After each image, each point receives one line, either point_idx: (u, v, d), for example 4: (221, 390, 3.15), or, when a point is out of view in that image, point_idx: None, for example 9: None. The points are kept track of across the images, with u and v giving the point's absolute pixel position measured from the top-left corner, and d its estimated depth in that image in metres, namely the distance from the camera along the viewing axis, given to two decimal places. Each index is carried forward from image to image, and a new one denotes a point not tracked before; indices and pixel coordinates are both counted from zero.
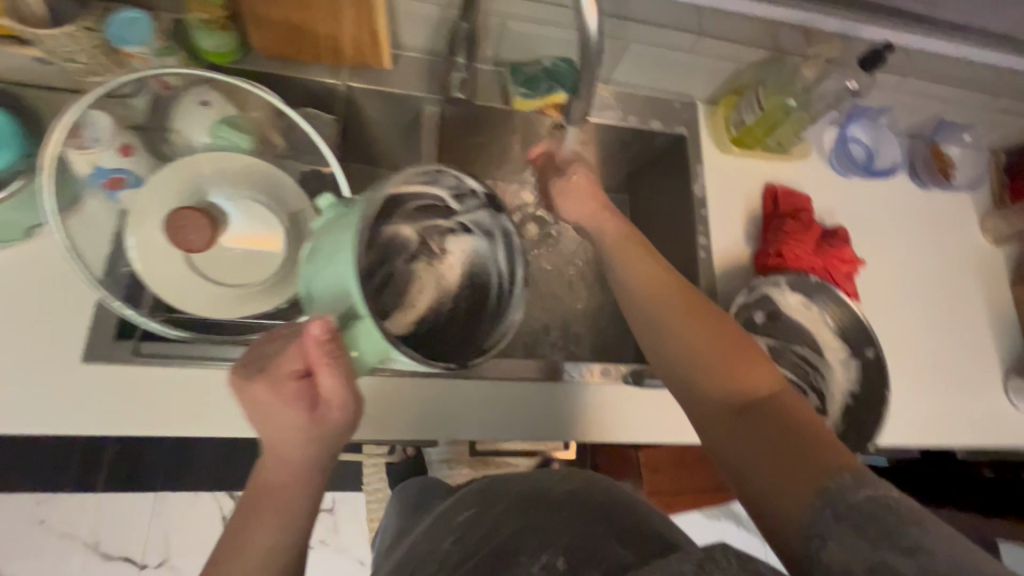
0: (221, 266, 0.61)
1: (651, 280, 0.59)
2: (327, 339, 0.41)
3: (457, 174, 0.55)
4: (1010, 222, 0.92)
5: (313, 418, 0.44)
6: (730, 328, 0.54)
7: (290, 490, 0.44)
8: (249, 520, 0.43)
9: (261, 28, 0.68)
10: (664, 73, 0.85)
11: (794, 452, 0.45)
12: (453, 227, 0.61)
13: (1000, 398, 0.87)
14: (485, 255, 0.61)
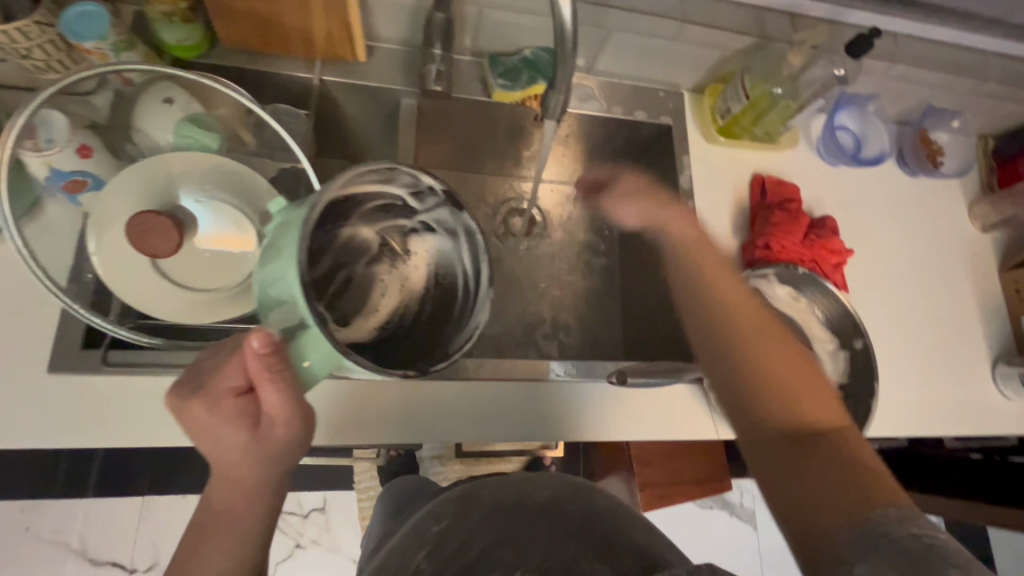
0: (191, 270, 0.59)
1: (735, 302, 0.61)
2: (268, 353, 0.43)
3: (412, 172, 0.53)
4: (998, 209, 0.91)
5: (258, 435, 0.47)
6: (801, 364, 0.58)
7: (245, 499, 0.49)
8: (205, 534, 0.48)
9: (227, 19, 0.65)
10: (648, 61, 0.83)
11: (845, 482, 0.50)
12: (417, 227, 0.61)
13: (989, 387, 0.86)
14: (450, 255, 0.60)
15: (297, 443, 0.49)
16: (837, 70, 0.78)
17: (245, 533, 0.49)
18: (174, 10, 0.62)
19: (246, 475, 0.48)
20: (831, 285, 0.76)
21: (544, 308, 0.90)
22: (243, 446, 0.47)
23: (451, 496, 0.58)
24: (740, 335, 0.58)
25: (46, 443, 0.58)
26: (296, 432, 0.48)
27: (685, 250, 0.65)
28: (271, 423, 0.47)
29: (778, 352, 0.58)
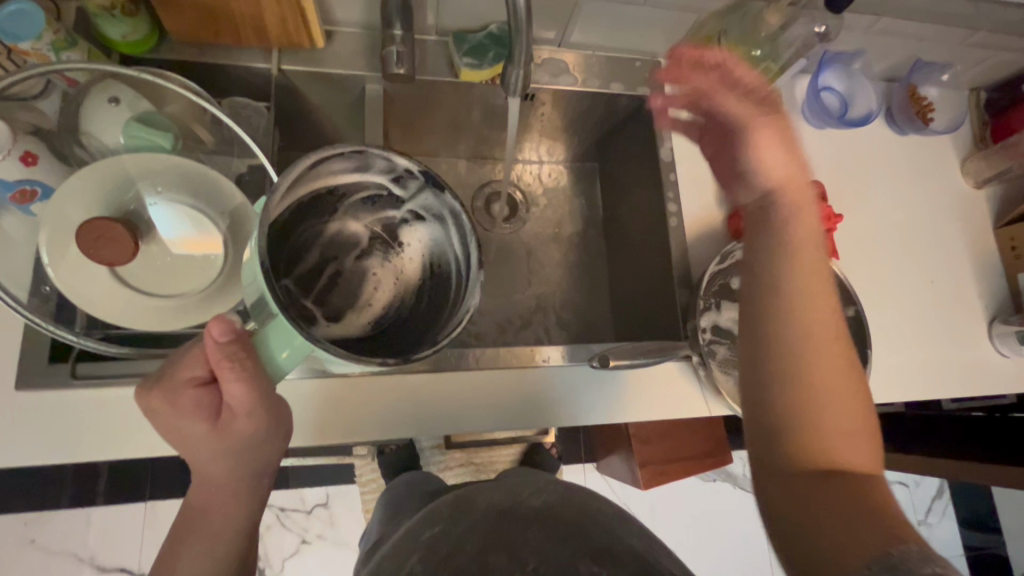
0: (152, 276, 0.57)
1: (822, 336, 0.55)
2: (228, 341, 0.43)
3: (384, 153, 0.52)
4: (991, 163, 0.88)
5: (222, 431, 0.46)
6: (852, 403, 0.54)
7: (219, 499, 0.49)
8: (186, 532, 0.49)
9: (171, 11, 0.61)
10: (622, 30, 0.79)
11: (868, 520, 0.48)
12: (408, 218, 0.59)
13: (986, 346, 0.85)
14: (442, 241, 0.57)
15: (267, 439, 0.48)
16: (818, 26, 0.74)
17: (222, 536, 0.49)
18: (113, 4, 0.59)
19: (217, 476, 0.48)
20: None
21: (531, 292, 0.88)
22: (205, 442, 0.46)
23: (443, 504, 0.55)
24: (802, 363, 0.54)
25: (24, 461, 0.57)
26: (262, 428, 0.47)
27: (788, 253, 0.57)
28: (231, 418, 0.46)
29: (836, 389, 0.54)
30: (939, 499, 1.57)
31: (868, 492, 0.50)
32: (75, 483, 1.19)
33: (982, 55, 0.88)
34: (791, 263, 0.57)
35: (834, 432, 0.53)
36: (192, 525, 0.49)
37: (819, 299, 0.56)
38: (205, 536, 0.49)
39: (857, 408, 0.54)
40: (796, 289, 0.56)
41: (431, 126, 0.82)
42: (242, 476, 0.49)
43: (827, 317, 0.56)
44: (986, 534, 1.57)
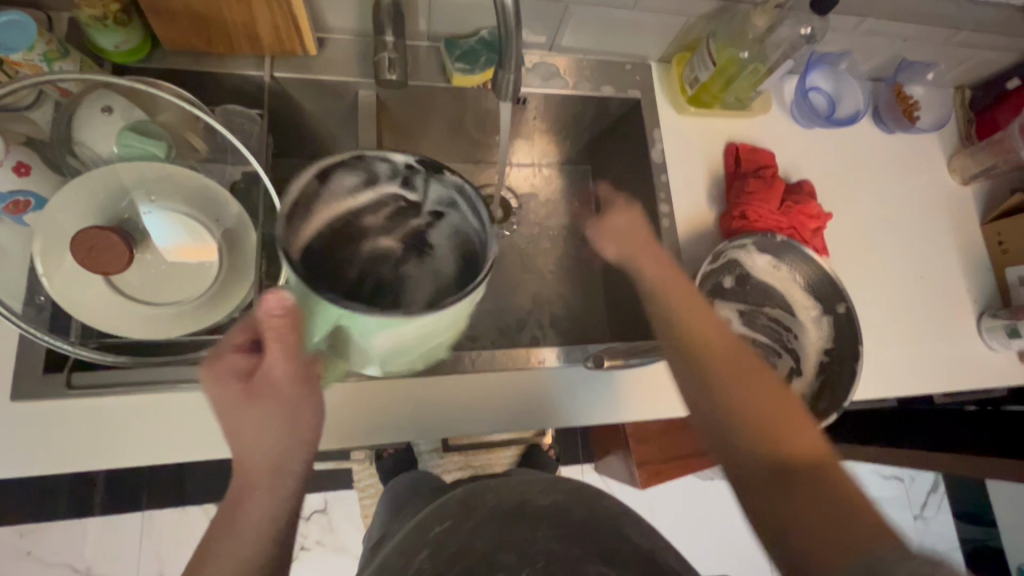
0: (147, 284, 0.57)
1: (719, 345, 0.61)
2: (280, 312, 0.44)
3: (378, 155, 0.50)
4: (976, 160, 0.90)
5: (262, 403, 0.48)
6: (789, 406, 0.58)
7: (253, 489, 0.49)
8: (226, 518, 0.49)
9: (165, 20, 0.62)
10: (611, 33, 0.80)
11: (833, 516, 0.51)
12: (429, 220, 0.57)
13: (976, 340, 0.86)
14: (465, 227, 0.54)
15: (303, 415, 0.49)
16: (804, 29, 0.74)
17: (259, 527, 0.49)
18: (105, 13, 0.59)
19: (259, 454, 0.49)
20: (811, 251, 0.74)
21: (526, 294, 0.89)
22: (248, 412, 0.48)
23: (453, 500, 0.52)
24: (706, 370, 0.60)
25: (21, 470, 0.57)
26: (297, 402, 0.48)
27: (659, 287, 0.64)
28: (269, 385, 0.47)
29: (768, 397, 0.58)
30: (934, 493, 1.59)
31: (831, 484, 0.53)
32: (72, 494, 1.19)
33: (967, 54, 0.89)
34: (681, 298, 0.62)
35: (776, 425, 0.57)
36: (227, 519, 0.49)
37: (702, 315, 0.62)
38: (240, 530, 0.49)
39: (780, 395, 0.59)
40: (678, 311, 0.62)
41: (424, 131, 0.83)
42: (279, 458, 0.49)
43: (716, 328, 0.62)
44: (982, 527, 1.58)
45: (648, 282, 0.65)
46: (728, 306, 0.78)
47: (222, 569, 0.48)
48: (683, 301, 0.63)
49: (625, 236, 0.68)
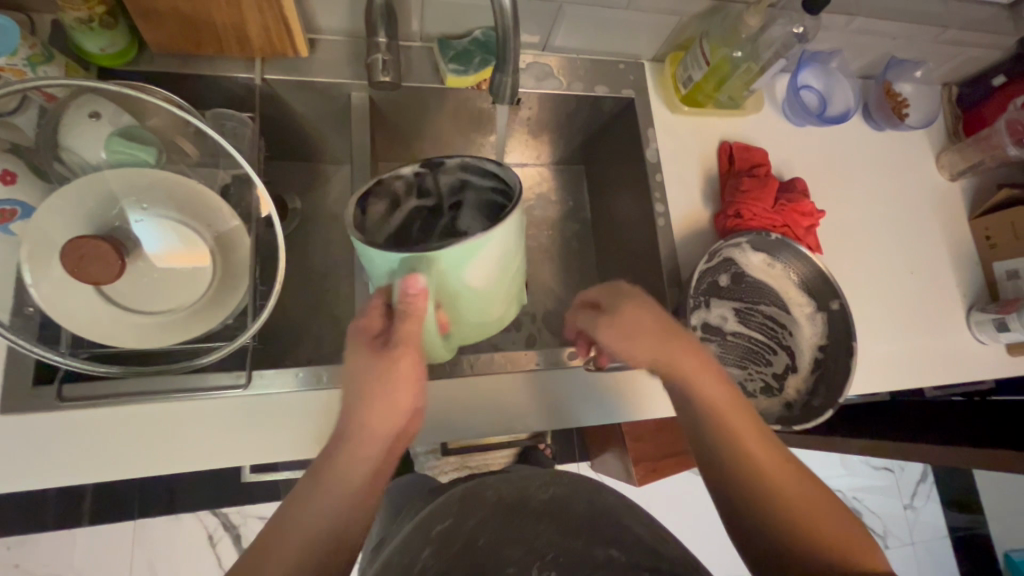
0: (139, 293, 0.57)
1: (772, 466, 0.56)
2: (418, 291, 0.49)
3: (389, 174, 0.55)
4: (964, 156, 0.91)
5: (371, 373, 0.52)
6: (843, 519, 0.55)
7: (342, 458, 0.51)
8: (311, 485, 0.50)
9: (152, 21, 0.60)
10: (605, 33, 0.80)
11: None
12: (452, 214, 0.62)
13: (965, 334, 0.87)
14: (482, 195, 0.60)
15: (404, 393, 0.53)
16: (796, 28, 0.74)
17: (350, 483, 0.51)
18: (90, 16, 0.57)
19: (375, 414, 0.52)
20: (805, 249, 0.75)
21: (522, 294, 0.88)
22: (368, 370, 0.52)
23: (452, 497, 0.50)
24: (755, 482, 0.55)
25: (12, 483, 0.57)
26: (394, 377, 0.52)
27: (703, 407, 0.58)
28: (390, 348, 0.52)
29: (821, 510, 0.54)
30: (923, 483, 1.61)
31: None
32: (62, 502, 1.17)
33: (954, 52, 0.90)
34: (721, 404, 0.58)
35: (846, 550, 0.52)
36: (308, 489, 0.50)
37: (750, 435, 0.57)
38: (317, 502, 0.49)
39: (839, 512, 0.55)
40: (726, 432, 0.57)
41: (417, 132, 0.82)
42: (373, 429, 0.52)
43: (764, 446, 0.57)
44: (969, 515, 1.62)
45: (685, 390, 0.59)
46: (723, 304, 0.79)
47: (302, 530, 0.48)
48: (729, 420, 0.57)
49: (655, 344, 0.59)
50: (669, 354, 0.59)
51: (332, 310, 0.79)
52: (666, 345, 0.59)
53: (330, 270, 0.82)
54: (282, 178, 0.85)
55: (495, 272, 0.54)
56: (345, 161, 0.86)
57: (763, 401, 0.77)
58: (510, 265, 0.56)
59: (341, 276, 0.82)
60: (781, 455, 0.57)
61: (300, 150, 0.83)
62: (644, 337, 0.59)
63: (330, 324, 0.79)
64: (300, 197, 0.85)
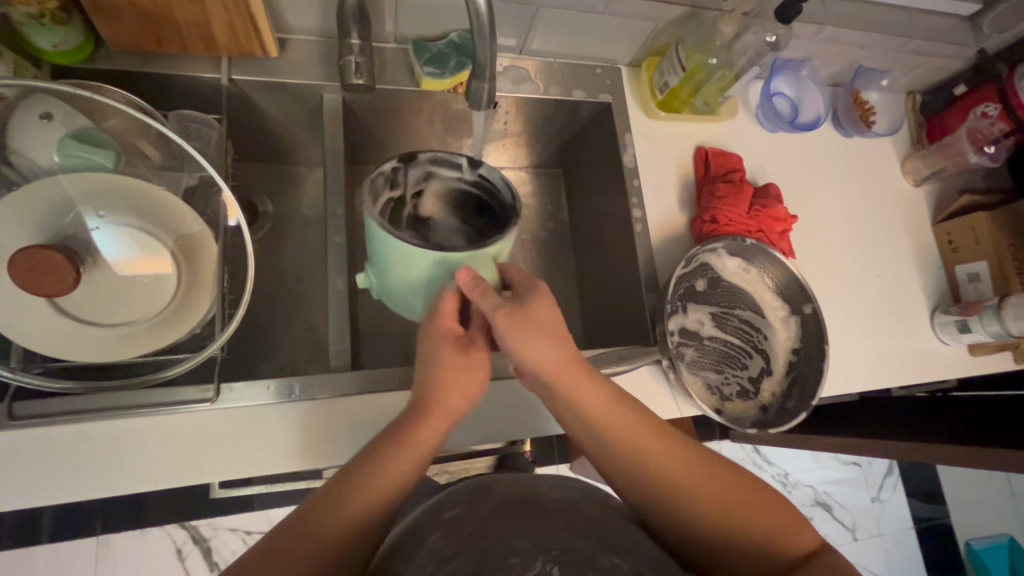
0: (98, 304, 0.54)
1: (663, 464, 0.54)
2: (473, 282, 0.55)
3: (378, 169, 0.58)
4: (928, 163, 0.94)
5: (430, 360, 0.57)
6: (752, 496, 0.53)
7: (398, 449, 0.52)
8: (382, 449, 0.52)
9: (110, 18, 0.57)
10: (581, 37, 0.79)
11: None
12: (416, 204, 0.65)
13: (930, 335, 0.90)
14: (449, 184, 0.64)
15: (472, 376, 0.58)
16: (769, 36, 0.76)
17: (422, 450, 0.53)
18: (41, 11, 0.54)
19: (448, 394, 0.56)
20: (778, 254, 0.77)
21: None
22: (457, 361, 0.57)
23: (462, 488, 0.51)
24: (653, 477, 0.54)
25: None
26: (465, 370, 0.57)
27: (601, 420, 0.56)
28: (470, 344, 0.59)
29: (728, 489, 0.53)
30: (890, 476, 1.66)
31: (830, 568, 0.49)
32: (18, 520, 1.11)
33: (919, 61, 0.93)
34: (604, 409, 0.56)
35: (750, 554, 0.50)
36: (366, 469, 0.51)
37: (651, 446, 0.55)
38: (362, 490, 0.49)
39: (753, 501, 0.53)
40: (616, 434, 0.56)
41: (393, 134, 0.81)
42: (441, 401, 0.56)
43: (669, 451, 0.55)
44: (933, 505, 1.67)
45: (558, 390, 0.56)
46: (700, 310, 0.79)
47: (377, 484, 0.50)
48: (626, 435, 0.55)
49: (533, 344, 0.55)
50: (558, 372, 0.56)
51: (306, 317, 0.77)
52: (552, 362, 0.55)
53: (304, 275, 0.79)
54: (251, 180, 0.82)
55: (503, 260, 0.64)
56: (318, 163, 0.84)
57: (739, 404, 0.77)
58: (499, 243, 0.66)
59: (314, 282, 0.79)
60: (687, 457, 0.55)
61: (271, 152, 0.80)
62: (535, 351, 0.55)
63: (303, 331, 0.76)
64: (270, 200, 0.82)
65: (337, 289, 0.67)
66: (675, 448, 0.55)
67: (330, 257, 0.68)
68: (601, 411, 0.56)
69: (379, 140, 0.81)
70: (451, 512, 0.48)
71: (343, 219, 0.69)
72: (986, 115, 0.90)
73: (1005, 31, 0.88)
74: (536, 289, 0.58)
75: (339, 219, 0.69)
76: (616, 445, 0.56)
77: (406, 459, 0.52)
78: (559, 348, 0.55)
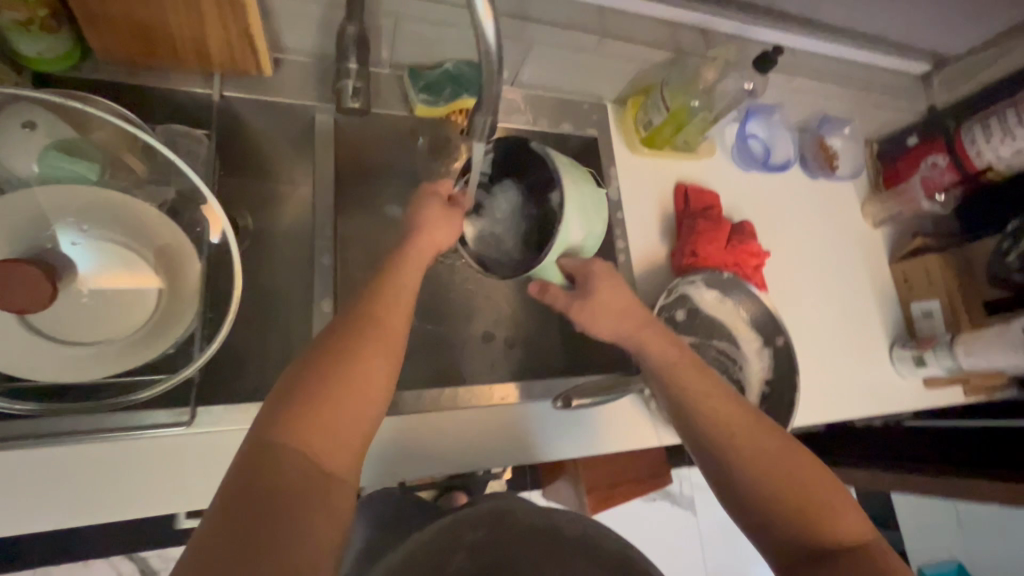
0: (72, 322, 0.53)
1: (735, 424, 0.56)
2: (541, 287, 0.68)
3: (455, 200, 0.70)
4: (885, 207, 1.01)
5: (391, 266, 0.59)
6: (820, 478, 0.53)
7: (358, 343, 0.50)
8: (350, 341, 0.50)
9: (102, 28, 0.56)
10: (572, 74, 0.82)
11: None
12: (490, 212, 0.74)
13: (889, 369, 0.95)
14: (496, 177, 0.74)
15: (413, 268, 0.60)
16: (747, 84, 0.81)
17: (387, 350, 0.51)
18: (31, 18, 0.53)
19: (407, 288, 0.57)
20: (754, 288, 0.80)
21: (478, 327, 0.88)
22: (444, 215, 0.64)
23: (485, 509, 0.50)
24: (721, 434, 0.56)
25: None
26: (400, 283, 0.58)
27: (679, 379, 0.60)
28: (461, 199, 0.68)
29: (800, 465, 0.54)
30: None
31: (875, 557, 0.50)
32: None
33: (877, 113, 1.00)
34: (684, 368, 0.61)
35: (848, 566, 0.49)
36: (333, 359, 0.49)
37: (727, 410, 0.57)
38: (320, 391, 0.46)
39: (824, 477, 0.54)
40: (684, 392, 0.60)
41: (382, 158, 0.81)
42: (398, 299, 0.56)
43: (740, 415, 0.57)
44: (887, 533, 1.73)
45: (647, 355, 0.63)
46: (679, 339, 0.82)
47: (340, 380, 0.47)
48: (699, 392, 0.59)
49: (618, 320, 0.65)
50: (633, 329, 0.64)
51: (286, 336, 0.75)
52: (656, 358, 0.62)
53: (281, 295, 0.77)
54: (233, 195, 0.80)
55: (590, 247, 0.71)
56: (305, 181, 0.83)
57: None
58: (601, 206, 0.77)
59: (293, 302, 0.77)
60: (757, 422, 0.57)
61: (257, 169, 0.79)
62: (614, 314, 0.65)
63: (282, 353, 0.74)
64: (252, 214, 0.80)
65: (322, 311, 0.66)
66: (749, 414, 0.57)
67: (317, 279, 0.67)
68: (684, 373, 0.60)
69: (369, 162, 0.82)
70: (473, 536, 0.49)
71: (331, 240, 0.68)
72: (936, 165, 0.98)
73: (953, 91, 0.98)
74: (594, 272, 0.66)
75: (325, 240, 0.68)
76: (696, 402, 0.59)
77: (374, 353, 0.50)
78: (660, 345, 0.63)
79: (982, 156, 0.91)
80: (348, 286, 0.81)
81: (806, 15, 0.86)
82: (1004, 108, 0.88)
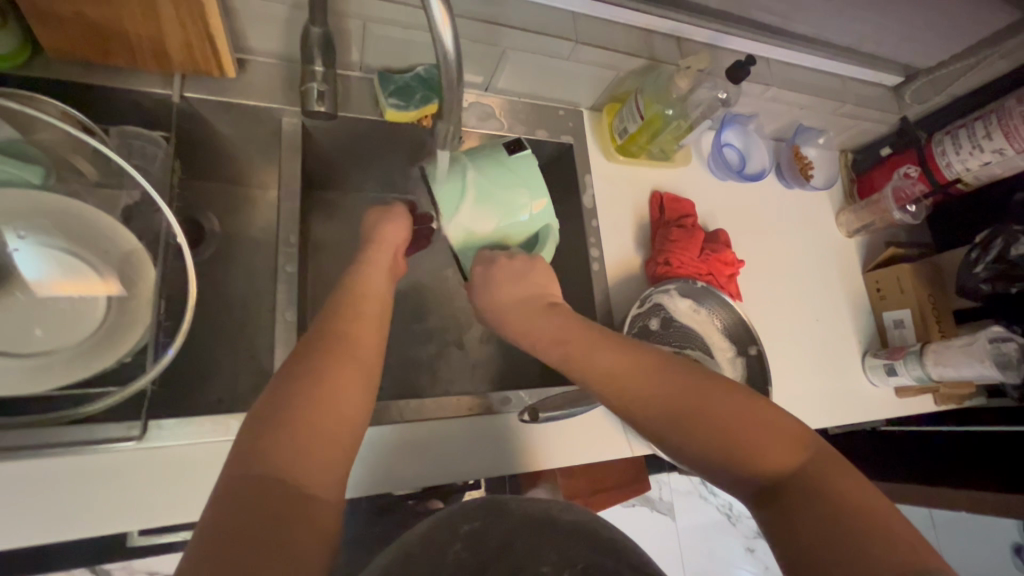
0: (15, 332, 0.51)
1: (653, 391, 0.53)
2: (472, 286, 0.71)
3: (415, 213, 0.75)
4: (859, 216, 1.02)
5: (354, 276, 0.60)
6: (744, 412, 0.51)
7: (319, 357, 0.49)
8: (308, 357, 0.49)
9: (48, 24, 0.54)
10: (547, 81, 0.82)
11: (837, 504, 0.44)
12: None
13: (862, 378, 0.95)
14: None
15: (377, 278, 0.60)
16: (722, 93, 0.80)
17: (355, 362, 0.51)
18: None
19: (374, 295, 0.58)
20: (726, 297, 0.80)
21: (452, 335, 0.87)
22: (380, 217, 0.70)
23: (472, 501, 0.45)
24: (647, 407, 0.53)
25: None
26: (364, 296, 0.57)
27: (593, 358, 0.57)
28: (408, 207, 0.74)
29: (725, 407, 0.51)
30: None
31: (821, 479, 0.46)
32: None
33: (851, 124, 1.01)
34: (596, 343, 0.58)
35: (801, 503, 0.45)
36: (291, 376, 0.47)
37: (643, 375, 0.54)
38: (294, 407, 0.45)
39: (751, 411, 0.51)
40: (602, 372, 0.56)
41: (354, 162, 0.80)
42: (367, 313, 0.56)
43: (657, 378, 0.54)
44: None
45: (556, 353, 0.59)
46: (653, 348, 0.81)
47: (296, 391, 0.46)
48: (613, 364, 0.56)
49: (529, 316, 0.62)
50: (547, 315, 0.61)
51: (250, 345, 0.73)
52: (560, 353, 0.59)
53: (247, 302, 0.75)
54: (199, 198, 0.77)
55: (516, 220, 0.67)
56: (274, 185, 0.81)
57: None
58: (535, 169, 0.67)
59: (259, 309, 0.75)
60: (671, 376, 0.54)
61: (223, 172, 0.77)
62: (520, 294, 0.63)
63: (247, 361, 0.72)
64: (219, 218, 0.78)
65: (285, 320, 0.64)
66: (662, 372, 0.54)
67: (281, 287, 0.65)
68: (597, 349, 0.57)
69: (340, 166, 0.80)
70: (471, 527, 0.43)
71: (296, 246, 0.66)
72: (908, 175, 0.99)
73: (924, 103, 0.97)
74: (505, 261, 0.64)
75: (290, 246, 0.66)
76: (611, 378, 0.55)
77: (338, 364, 0.49)
78: (565, 325, 0.60)
79: (951, 167, 0.93)
80: (317, 293, 0.79)
81: (780, 26, 0.86)
82: (972, 121, 0.90)
